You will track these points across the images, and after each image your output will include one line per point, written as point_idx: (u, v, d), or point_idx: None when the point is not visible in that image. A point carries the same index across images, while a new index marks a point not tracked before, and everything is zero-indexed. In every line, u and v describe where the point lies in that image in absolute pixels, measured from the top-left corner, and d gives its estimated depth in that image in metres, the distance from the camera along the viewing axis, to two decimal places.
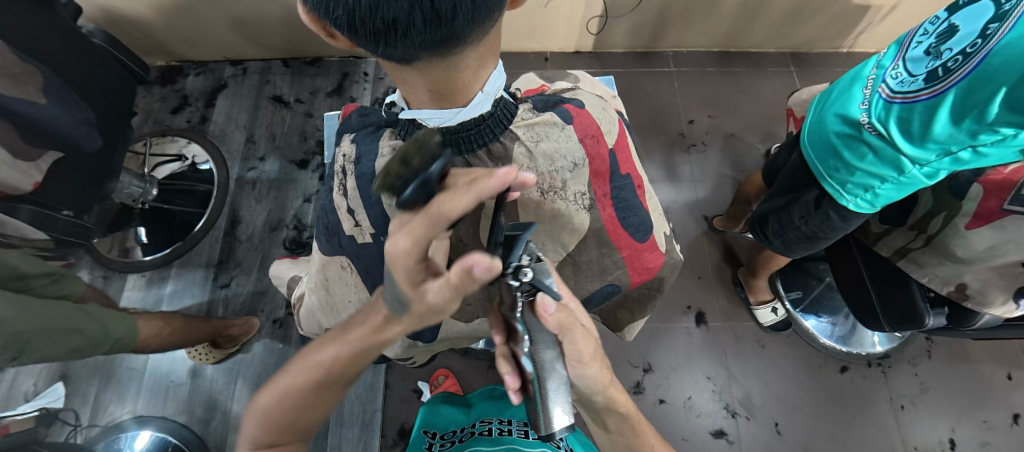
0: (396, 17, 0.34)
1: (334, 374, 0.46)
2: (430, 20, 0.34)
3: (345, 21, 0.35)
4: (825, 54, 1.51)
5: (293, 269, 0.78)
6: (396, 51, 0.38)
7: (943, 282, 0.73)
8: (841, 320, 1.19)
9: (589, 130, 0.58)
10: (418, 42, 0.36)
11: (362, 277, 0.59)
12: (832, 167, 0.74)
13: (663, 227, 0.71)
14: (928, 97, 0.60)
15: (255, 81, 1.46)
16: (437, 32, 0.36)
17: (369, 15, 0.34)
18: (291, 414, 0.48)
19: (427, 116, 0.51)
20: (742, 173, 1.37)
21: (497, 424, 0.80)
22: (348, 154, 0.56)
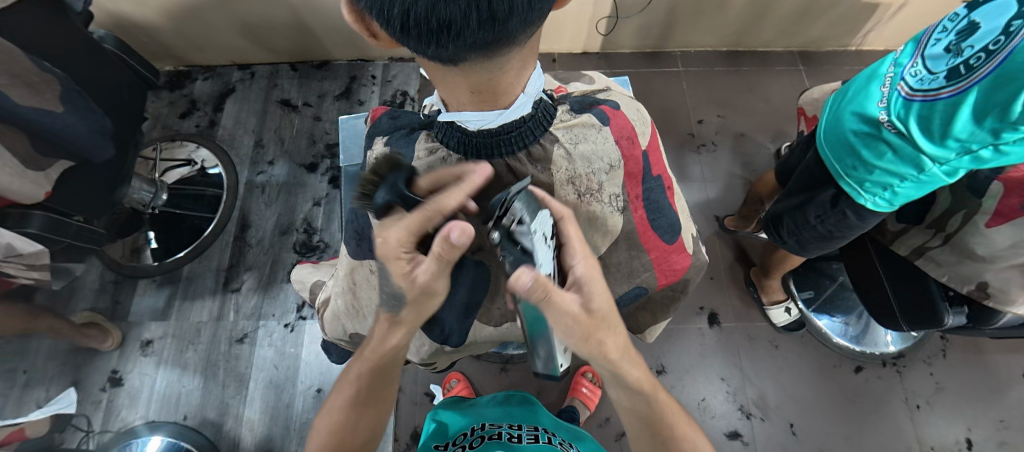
0: (451, 17, 0.33)
1: (363, 391, 0.58)
2: (486, 20, 0.34)
3: (399, 21, 0.34)
4: (834, 52, 1.51)
5: (315, 274, 0.77)
6: (446, 52, 0.37)
7: (963, 280, 0.73)
8: (855, 319, 1.18)
9: (624, 132, 0.58)
10: (469, 43, 0.36)
11: None
12: (849, 166, 0.73)
13: (691, 228, 0.71)
14: (950, 95, 0.59)
15: (263, 85, 1.47)
16: (491, 33, 0.35)
17: (426, 14, 0.33)
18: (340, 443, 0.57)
19: (467, 118, 0.50)
20: (753, 173, 1.36)
21: (507, 429, 0.80)
22: (381, 157, 0.57)
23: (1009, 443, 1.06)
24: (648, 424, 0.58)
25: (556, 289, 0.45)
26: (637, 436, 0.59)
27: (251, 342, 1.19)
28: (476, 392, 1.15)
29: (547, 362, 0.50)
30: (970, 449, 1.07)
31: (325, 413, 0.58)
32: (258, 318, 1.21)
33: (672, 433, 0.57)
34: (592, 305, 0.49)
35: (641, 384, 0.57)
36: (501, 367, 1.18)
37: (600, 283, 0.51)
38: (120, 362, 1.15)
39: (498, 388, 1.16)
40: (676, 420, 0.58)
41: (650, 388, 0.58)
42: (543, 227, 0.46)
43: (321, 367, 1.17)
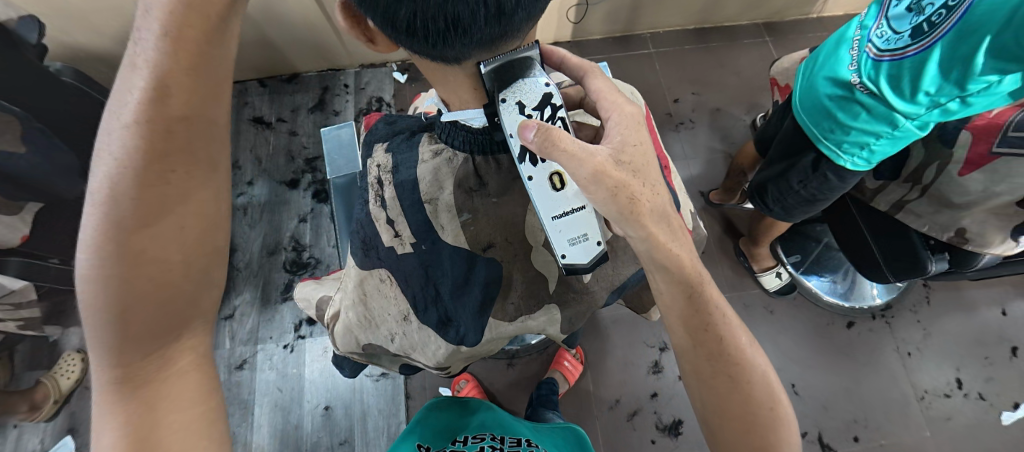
0: (458, 14, 0.34)
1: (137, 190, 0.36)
2: (494, 15, 0.35)
3: (407, 21, 0.35)
4: (797, 21, 1.54)
5: (318, 290, 0.76)
6: (451, 51, 0.38)
7: (943, 229, 0.76)
8: (842, 277, 1.22)
9: None
10: (475, 39, 0.37)
11: (401, 289, 0.59)
12: (826, 129, 0.75)
13: (688, 205, 0.72)
14: (916, 52, 0.61)
15: (232, 104, 1.42)
16: (498, 28, 0.36)
17: (434, 12, 0.33)
18: (130, 274, 0.35)
19: (471, 117, 0.49)
20: (732, 146, 1.39)
21: (489, 442, 0.74)
22: (384, 165, 0.56)
23: (994, 378, 1.12)
24: (696, 344, 0.50)
25: (564, 136, 0.40)
26: (686, 364, 0.52)
27: (250, 367, 1.17)
28: (486, 390, 1.16)
29: (573, 244, 0.47)
30: (960, 388, 1.12)
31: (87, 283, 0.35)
32: (255, 343, 1.19)
33: (726, 358, 0.49)
34: (620, 153, 0.44)
35: (683, 268, 0.48)
36: (507, 362, 1.19)
37: (634, 134, 0.46)
38: None
39: (506, 384, 1.17)
40: (728, 336, 0.49)
41: (696, 283, 0.49)
42: (529, 98, 0.42)
43: (326, 384, 1.15)
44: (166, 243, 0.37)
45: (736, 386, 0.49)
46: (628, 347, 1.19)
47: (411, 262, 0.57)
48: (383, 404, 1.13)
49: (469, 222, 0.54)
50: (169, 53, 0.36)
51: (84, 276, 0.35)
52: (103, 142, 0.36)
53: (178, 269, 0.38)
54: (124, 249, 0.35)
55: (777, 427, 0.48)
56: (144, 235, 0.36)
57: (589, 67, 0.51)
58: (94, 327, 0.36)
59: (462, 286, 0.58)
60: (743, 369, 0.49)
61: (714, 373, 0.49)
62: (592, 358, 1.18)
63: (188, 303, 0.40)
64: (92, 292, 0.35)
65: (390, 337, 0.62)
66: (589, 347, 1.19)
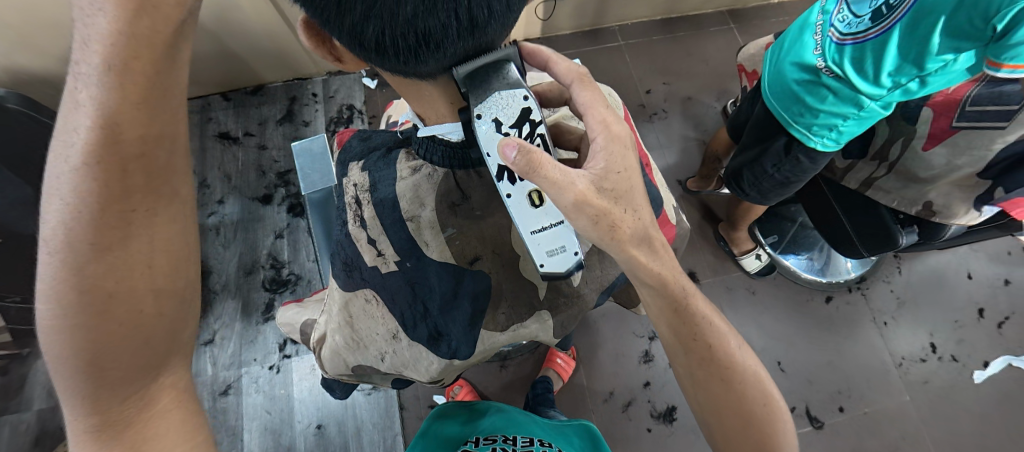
0: (431, 29, 0.33)
1: (93, 236, 0.34)
2: (467, 29, 0.34)
3: (375, 40, 0.33)
4: (759, 7, 1.58)
5: (302, 314, 0.73)
6: (425, 67, 0.37)
7: (911, 203, 0.79)
8: (818, 254, 1.26)
9: None
10: (449, 54, 0.36)
11: (389, 308, 0.57)
12: (796, 113, 0.77)
13: (670, 200, 0.72)
14: (877, 34, 0.63)
15: (196, 121, 1.37)
16: (472, 40, 0.35)
17: (404, 31, 0.33)
18: (94, 326, 0.33)
19: (448, 131, 0.48)
20: (705, 133, 1.42)
21: (501, 443, 0.72)
22: (361, 183, 0.55)
23: (964, 339, 1.18)
24: (688, 350, 0.51)
25: (547, 162, 0.39)
26: (680, 368, 0.53)
27: (236, 392, 1.13)
28: (480, 394, 1.15)
29: (551, 256, 0.47)
30: (934, 351, 1.17)
31: (50, 336, 0.33)
32: (239, 366, 1.15)
33: (718, 362, 0.51)
34: (604, 181, 0.43)
35: (666, 284, 0.50)
36: (499, 364, 1.19)
37: (619, 159, 0.44)
38: None
39: (500, 387, 1.16)
40: (717, 341, 0.51)
41: (682, 297, 0.51)
42: (507, 114, 0.40)
43: (317, 402, 1.12)
44: (135, 284, 0.35)
45: (729, 387, 0.50)
46: (618, 339, 1.20)
47: (396, 280, 0.56)
48: (377, 418, 1.11)
49: (455, 236, 0.53)
50: (115, 89, 0.34)
51: (47, 328, 0.33)
52: (51, 185, 0.33)
53: (151, 309, 0.36)
54: (92, 297, 0.33)
55: (772, 420, 0.50)
56: (106, 282, 0.34)
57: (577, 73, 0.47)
58: (64, 377, 0.34)
59: (451, 300, 0.57)
60: (735, 371, 0.51)
61: (707, 376, 0.51)
62: (583, 353, 1.19)
63: (166, 338, 0.38)
64: (58, 345, 0.33)
65: (381, 356, 0.61)
66: (580, 342, 1.20)
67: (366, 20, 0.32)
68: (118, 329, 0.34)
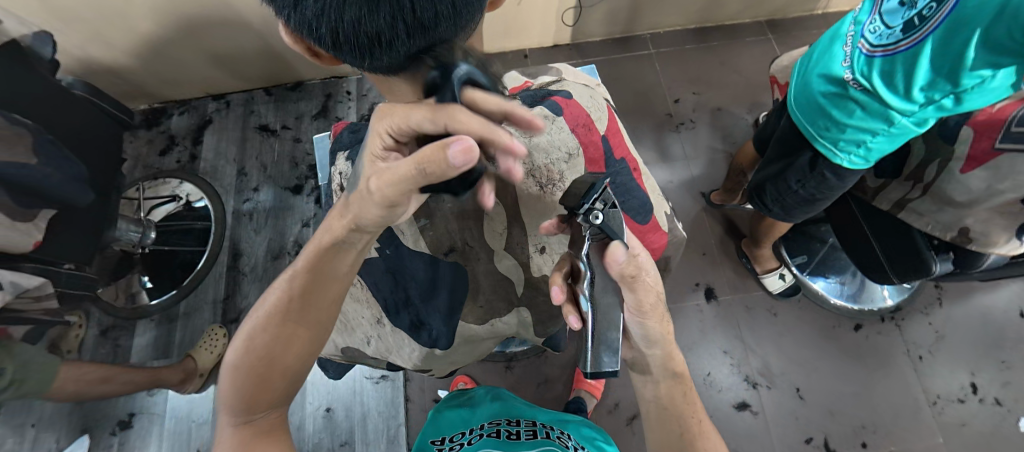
0: (379, 30, 0.35)
1: (302, 284, 0.51)
2: (413, 26, 0.35)
3: (329, 38, 0.36)
4: (800, 17, 1.51)
5: None
6: (381, 63, 0.39)
7: (946, 228, 0.74)
8: (850, 278, 1.19)
9: (580, 119, 0.60)
10: (403, 51, 0.37)
11: (372, 292, 0.62)
12: (821, 127, 0.74)
13: (664, 208, 0.72)
14: (907, 47, 0.59)
15: (239, 113, 1.46)
16: (421, 39, 0.36)
17: (353, 32, 0.35)
18: (279, 327, 0.50)
19: None
20: (733, 145, 1.38)
21: (505, 425, 0.75)
22: (344, 172, 0.59)
23: (1012, 382, 1.08)
24: (664, 392, 0.53)
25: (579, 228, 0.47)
26: (649, 415, 0.54)
27: None
28: None
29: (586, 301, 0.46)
30: (975, 393, 1.08)
31: (256, 319, 0.51)
32: None
33: (686, 408, 0.52)
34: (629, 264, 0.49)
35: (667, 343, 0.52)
36: (505, 365, 1.18)
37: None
38: (132, 406, 1.17)
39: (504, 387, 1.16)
40: (694, 395, 0.53)
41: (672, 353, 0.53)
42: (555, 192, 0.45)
43: (328, 387, 1.17)
44: (312, 314, 0.52)
45: (691, 432, 0.50)
46: None
47: (378, 265, 0.61)
48: (382, 406, 1.14)
49: (427, 228, 0.59)
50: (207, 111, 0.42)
51: (255, 322, 0.50)
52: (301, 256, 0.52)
53: (308, 334, 0.52)
54: (289, 311, 0.51)
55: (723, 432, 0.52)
56: (304, 300, 0.51)
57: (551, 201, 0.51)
58: (246, 344, 0.49)
59: (430, 290, 0.61)
60: (701, 425, 0.51)
61: (673, 416, 0.52)
62: None
63: (297, 364, 0.51)
64: (247, 346, 0.49)
65: (366, 340, 0.64)
66: None
67: (319, 18, 0.35)
68: (297, 313, 0.51)
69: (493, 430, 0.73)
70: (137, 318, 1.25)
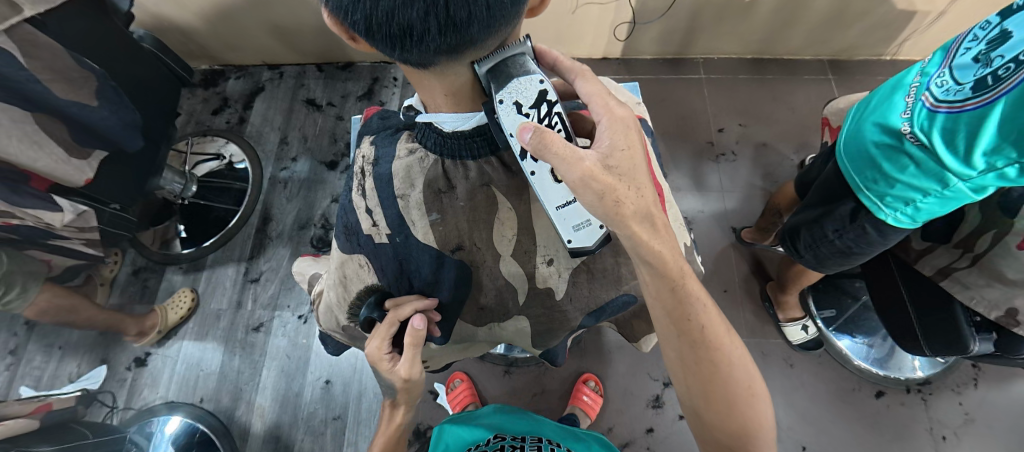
0: (412, 23, 0.36)
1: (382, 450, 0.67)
2: (445, 24, 0.36)
3: (364, 24, 0.37)
4: (866, 61, 1.44)
5: (314, 266, 0.80)
6: (411, 56, 0.40)
7: (991, 306, 0.69)
8: (879, 341, 1.12)
9: None
10: (432, 47, 0.38)
11: (379, 277, 0.61)
12: (869, 179, 0.70)
13: (683, 238, 0.70)
14: (975, 107, 0.55)
15: (290, 85, 1.52)
16: (452, 37, 0.37)
17: (387, 20, 0.35)
18: None
19: (443, 119, 0.53)
20: (773, 184, 1.33)
21: (510, 441, 0.75)
22: (367, 156, 0.60)
23: None
24: (683, 333, 0.50)
25: (557, 140, 0.41)
26: (671, 355, 0.53)
27: (266, 331, 1.24)
28: (479, 393, 1.15)
29: (576, 230, 0.51)
30: None
31: None
32: (274, 308, 1.26)
33: (707, 344, 0.50)
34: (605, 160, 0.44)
35: (663, 263, 0.48)
36: (504, 369, 1.18)
37: (621, 138, 0.45)
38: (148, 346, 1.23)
39: (500, 391, 1.15)
40: (710, 324, 0.51)
41: (679, 277, 0.49)
42: (526, 97, 0.44)
43: (331, 359, 1.20)
44: None
45: (717, 369, 0.51)
46: (631, 376, 1.14)
47: (386, 251, 0.59)
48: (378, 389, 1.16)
49: (438, 222, 0.57)
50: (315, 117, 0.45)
51: None
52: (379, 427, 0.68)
53: None
54: None
55: (750, 402, 0.52)
56: None
57: (581, 70, 0.50)
58: None
59: (432, 283, 0.62)
60: (723, 354, 0.51)
61: (697, 359, 0.51)
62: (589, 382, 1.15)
63: None
64: None
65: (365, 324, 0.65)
66: (589, 369, 1.16)
67: (356, 4, 0.35)
68: None
69: (499, 446, 0.73)
70: (167, 264, 1.32)
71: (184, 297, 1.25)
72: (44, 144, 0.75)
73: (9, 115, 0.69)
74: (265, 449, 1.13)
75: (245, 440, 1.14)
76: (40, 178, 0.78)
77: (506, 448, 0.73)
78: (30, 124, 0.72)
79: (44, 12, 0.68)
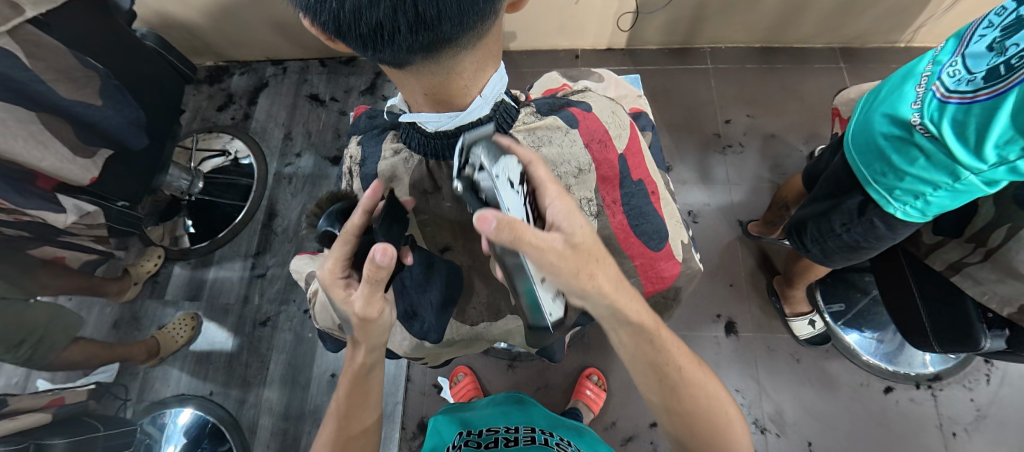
0: (380, 22, 0.35)
1: None
2: (414, 23, 0.35)
3: (332, 25, 0.37)
4: (879, 49, 1.40)
5: (311, 265, 0.81)
6: (385, 56, 0.39)
7: (1004, 302, 0.67)
8: (888, 336, 1.11)
9: (596, 135, 0.59)
10: (404, 46, 0.37)
11: None
12: (877, 172, 0.68)
13: (682, 236, 0.70)
14: (986, 97, 0.54)
15: (294, 80, 1.52)
16: (423, 37, 0.37)
17: (354, 19, 0.35)
18: None
19: (426, 119, 0.52)
20: (782, 176, 1.30)
21: (503, 433, 0.75)
22: (354, 156, 0.60)
23: None
24: (660, 376, 0.53)
25: (527, 230, 0.39)
26: (654, 397, 0.55)
27: (273, 325, 1.25)
28: (482, 386, 1.16)
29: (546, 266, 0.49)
30: None
31: None
32: (280, 303, 1.27)
33: (685, 382, 0.53)
34: (570, 239, 0.45)
35: (641, 318, 0.51)
36: (507, 364, 1.18)
37: (577, 216, 0.46)
38: None
39: (504, 385, 1.16)
40: (686, 364, 0.53)
41: (652, 326, 0.52)
42: (509, 177, 0.42)
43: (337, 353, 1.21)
44: None
45: (700, 407, 0.53)
46: None
47: None
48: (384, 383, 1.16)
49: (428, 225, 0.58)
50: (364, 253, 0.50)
51: None
52: None
53: None
54: None
55: (735, 437, 0.53)
56: None
57: (530, 155, 0.48)
58: None
59: (425, 282, 0.62)
60: (703, 392, 0.53)
61: (678, 399, 0.53)
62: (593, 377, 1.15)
63: None
64: None
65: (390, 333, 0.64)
66: (593, 364, 1.15)
67: (321, 3, 0.35)
68: None
69: (494, 438, 0.73)
70: (176, 259, 1.34)
71: (185, 322, 1.24)
72: (49, 144, 0.76)
73: (16, 116, 0.70)
74: (273, 441, 1.15)
75: (255, 433, 1.16)
76: (46, 177, 0.79)
77: (499, 441, 0.73)
78: (36, 124, 0.73)
79: (46, 12, 0.69)
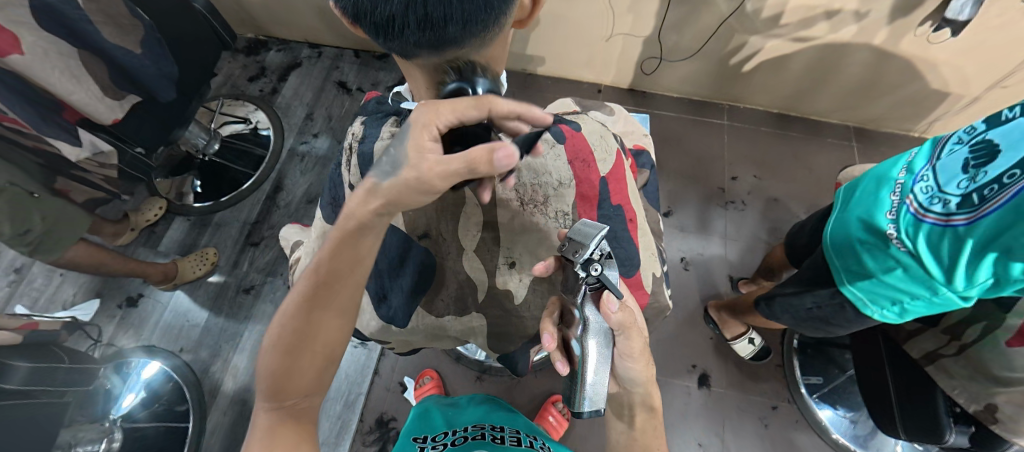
0: (392, 14, 0.39)
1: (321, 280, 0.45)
2: (422, 20, 0.39)
3: (351, 10, 0.41)
4: (893, 134, 1.42)
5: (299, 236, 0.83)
6: (394, 45, 0.42)
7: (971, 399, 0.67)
8: (861, 418, 1.09)
9: (580, 154, 0.63)
10: (411, 39, 0.41)
11: None
12: (854, 276, 0.68)
13: (654, 267, 0.71)
14: (962, 223, 0.53)
15: (325, 65, 1.58)
16: (429, 34, 0.40)
17: (371, 8, 0.39)
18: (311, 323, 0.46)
19: None
20: (778, 240, 1.31)
21: (490, 430, 0.71)
22: (357, 134, 0.63)
23: None
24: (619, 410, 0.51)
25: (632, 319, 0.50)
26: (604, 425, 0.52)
27: (256, 294, 1.27)
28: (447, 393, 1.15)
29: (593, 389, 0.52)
30: None
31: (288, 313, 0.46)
32: (267, 274, 1.29)
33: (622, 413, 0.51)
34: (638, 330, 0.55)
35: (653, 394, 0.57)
36: (477, 375, 1.18)
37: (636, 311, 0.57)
38: (143, 288, 1.27)
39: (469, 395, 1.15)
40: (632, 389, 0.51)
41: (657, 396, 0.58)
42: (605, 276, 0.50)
43: None
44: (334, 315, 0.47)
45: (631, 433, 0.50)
46: None
47: None
48: (351, 371, 1.16)
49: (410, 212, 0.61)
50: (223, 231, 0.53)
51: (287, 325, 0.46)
52: None
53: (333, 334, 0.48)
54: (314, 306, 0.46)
55: None
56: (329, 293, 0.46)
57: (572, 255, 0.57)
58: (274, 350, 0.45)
59: (397, 269, 0.64)
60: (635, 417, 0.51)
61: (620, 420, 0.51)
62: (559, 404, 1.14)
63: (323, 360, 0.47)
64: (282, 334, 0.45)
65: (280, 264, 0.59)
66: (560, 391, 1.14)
67: None
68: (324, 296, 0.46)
69: (479, 433, 0.69)
70: (178, 214, 1.37)
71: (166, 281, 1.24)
72: (83, 80, 0.80)
73: (58, 49, 0.75)
74: (231, 410, 1.14)
75: (214, 397, 1.15)
76: (73, 111, 0.82)
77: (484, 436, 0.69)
78: (73, 59, 0.77)
79: None
